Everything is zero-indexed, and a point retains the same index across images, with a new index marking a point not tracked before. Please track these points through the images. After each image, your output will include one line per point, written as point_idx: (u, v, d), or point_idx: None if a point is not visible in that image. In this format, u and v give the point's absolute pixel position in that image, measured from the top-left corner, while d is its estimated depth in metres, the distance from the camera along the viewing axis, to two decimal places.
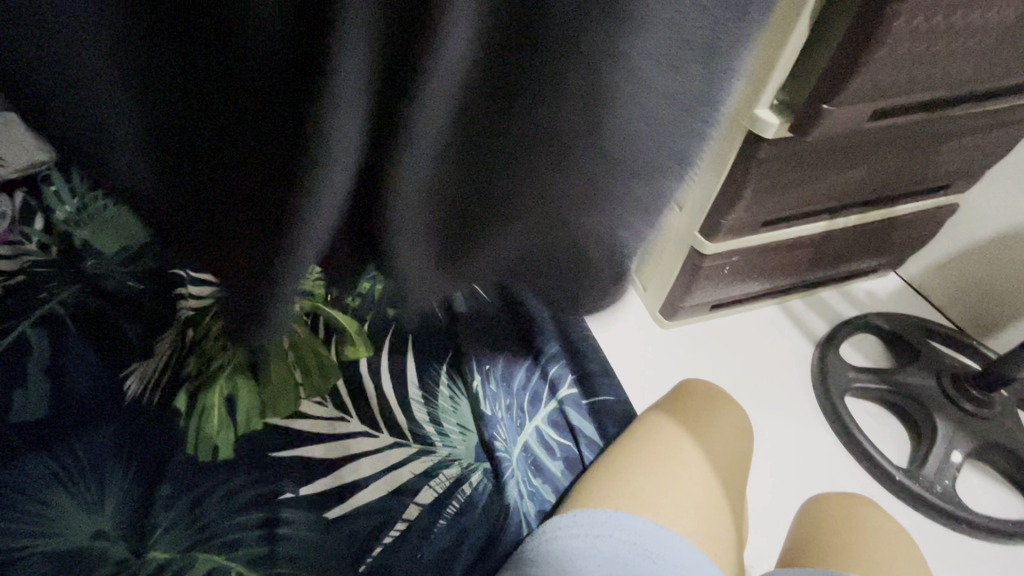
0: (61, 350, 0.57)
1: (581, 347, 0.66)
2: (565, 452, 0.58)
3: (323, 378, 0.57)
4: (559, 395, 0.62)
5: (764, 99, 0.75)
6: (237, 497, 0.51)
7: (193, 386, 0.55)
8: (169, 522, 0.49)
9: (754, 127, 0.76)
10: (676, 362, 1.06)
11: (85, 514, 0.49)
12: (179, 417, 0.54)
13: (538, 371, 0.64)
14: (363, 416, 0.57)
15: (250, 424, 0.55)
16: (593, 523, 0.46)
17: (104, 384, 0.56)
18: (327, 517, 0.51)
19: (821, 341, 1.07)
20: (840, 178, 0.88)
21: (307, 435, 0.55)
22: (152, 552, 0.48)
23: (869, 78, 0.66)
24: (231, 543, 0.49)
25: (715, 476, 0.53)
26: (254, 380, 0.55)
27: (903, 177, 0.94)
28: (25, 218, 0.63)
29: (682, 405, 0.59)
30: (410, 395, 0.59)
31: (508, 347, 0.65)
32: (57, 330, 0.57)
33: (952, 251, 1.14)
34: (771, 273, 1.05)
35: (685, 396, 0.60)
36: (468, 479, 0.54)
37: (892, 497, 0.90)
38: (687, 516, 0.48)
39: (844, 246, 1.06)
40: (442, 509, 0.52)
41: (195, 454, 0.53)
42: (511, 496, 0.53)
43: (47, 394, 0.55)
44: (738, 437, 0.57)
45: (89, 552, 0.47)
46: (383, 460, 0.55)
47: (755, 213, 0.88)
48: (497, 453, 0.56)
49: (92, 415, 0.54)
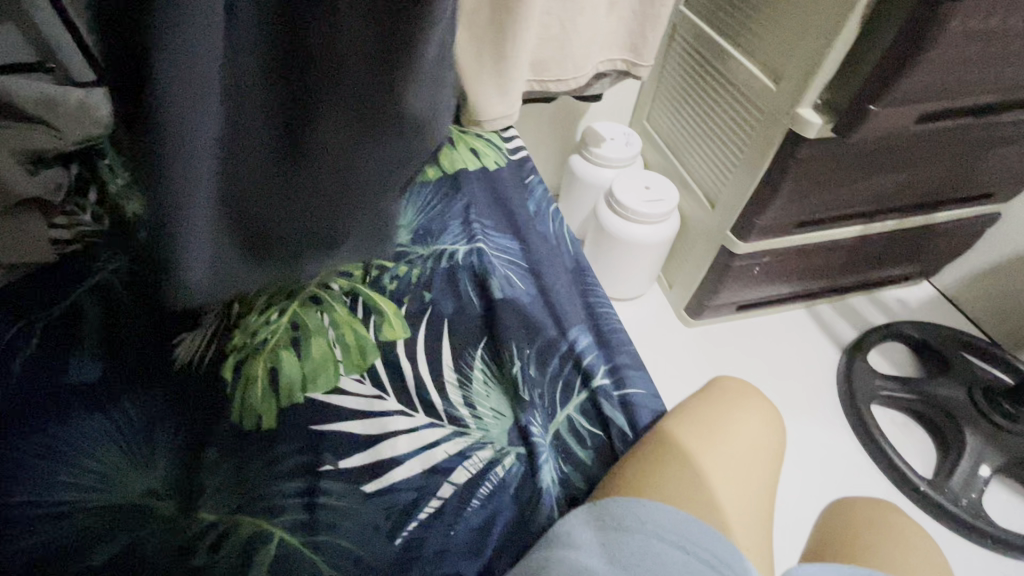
0: (116, 317, 0.58)
1: (613, 337, 0.62)
2: (594, 442, 0.56)
3: (361, 356, 0.56)
4: (592, 385, 0.57)
5: (806, 98, 0.74)
6: (280, 465, 0.50)
7: (242, 355, 0.55)
8: (216, 485, 0.49)
9: (795, 127, 0.75)
10: (702, 358, 1.06)
11: (133, 472, 0.49)
12: (227, 384, 0.54)
13: (569, 358, 0.60)
14: (400, 395, 0.54)
15: (291, 395, 0.53)
16: (625, 510, 0.46)
17: (151, 355, 0.57)
18: (365, 490, 0.49)
19: (848, 347, 1.06)
20: (879, 182, 0.86)
21: (346, 410, 0.53)
22: (199, 513, 0.48)
23: (918, 78, 0.65)
24: (273, 509, 0.47)
25: (744, 473, 0.53)
26: (298, 353, 0.55)
27: (943, 185, 0.92)
28: (80, 189, 0.66)
29: (713, 400, 0.59)
30: (446, 377, 0.56)
31: (542, 334, 0.60)
32: (111, 299, 0.60)
33: (988, 262, 1.11)
34: (802, 275, 1.04)
35: (715, 392, 0.60)
36: (500, 462, 0.52)
37: (921, 508, 0.88)
38: (718, 510, 0.49)
39: (878, 252, 1.04)
40: (476, 489, 0.50)
41: (240, 423, 0.52)
42: (544, 480, 0.52)
43: (101, 358, 0.55)
44: (768, 435, 0.58)
45: (139, 509, 0.47)
46: (419, 439, 0.52)
47: (792, 212, 0.87)
48: (532, 438, 0.53)
49: (142, 377, 0.55)
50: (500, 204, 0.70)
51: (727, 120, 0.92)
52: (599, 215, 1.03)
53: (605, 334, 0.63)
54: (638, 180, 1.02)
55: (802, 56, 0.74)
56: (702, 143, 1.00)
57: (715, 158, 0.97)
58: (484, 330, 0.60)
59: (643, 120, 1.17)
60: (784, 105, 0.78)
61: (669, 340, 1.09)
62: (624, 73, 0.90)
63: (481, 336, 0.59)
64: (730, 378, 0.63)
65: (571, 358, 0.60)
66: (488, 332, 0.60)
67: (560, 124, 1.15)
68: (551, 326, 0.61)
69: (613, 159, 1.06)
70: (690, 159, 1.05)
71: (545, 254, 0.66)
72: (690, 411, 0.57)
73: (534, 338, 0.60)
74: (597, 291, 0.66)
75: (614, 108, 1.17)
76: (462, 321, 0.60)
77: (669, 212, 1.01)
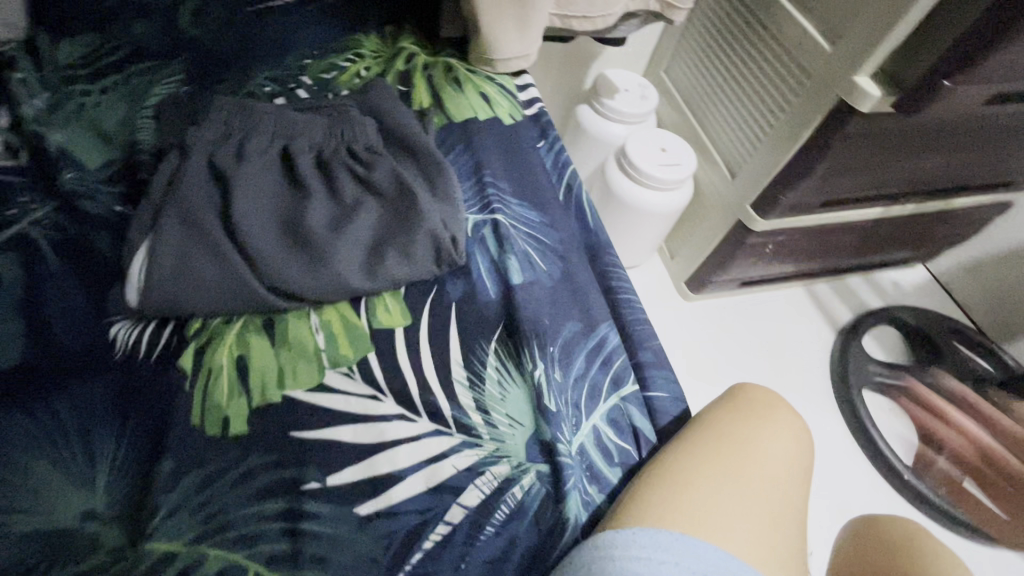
0: (35, 285, 0.46)
1: (637, 330, 0.54)
2: (622, 457, 0.47)
3: (350, 346, 0.46)
4: (622, 392, 0.50)
5: (869, 63, 0.65)
6: (253, 481, 0.40)
7: (203, 342, 0.45)
8: (174, 506, 0.39)
9: (850, 97, 0.66)
10: (700, 339, 0.99)
11: (70, 487, 0.38)
12: (188, 379, 0.43)
13: (554, 326, 0.50)
14: (400, 395, 0.45)
15: (266, 394, 0.44)
16: (654, 544, 0.39)
17: (87, 331, 0.45)
18: (359, 513, 0.40)
19: (844, 329, 0.99)
20: (917, 163, 0.79)
21: (335, 413, 0.44)
22: (149, 544, 0.37)
23: (1008, 53, 0.57)
24: (246, 538, 0.38)
25: (779, 507, 0.44)
26: (273, 339, 0.46)
27: (973, 169, 0.84)
28: None
29: (734, 410, 0.50)
30: (454, 376, 0.46)
31: (569, 327, 0.51)
32: (34, 258, 0.47)
33: (990, 251, 1.04)
34: (813, 255, 0.96)
35: (735, 401, 0.51)
36: (518, 481, 0.44)
37: (921, 513, 0.82)
38: (754, 543, 0.41)
39: (889, 234, 0.97)
40: (491, 513, 0.42)
41: (202, 427, 0.42)
42: (571, 509, 0.43)
43: (22, 339, 0.43)
44: (800, 455, 0.49)
45: (77, 538, 0.37)
46: (422, 450, 0.43)
47: (825, 189, 0.79)
48: (559, 457, 0.44)
49: (78, 364, 0.43)
50: (518, 164, 0.61)
51: (764, 81, 0.81)
52: (611, 174, 0.92)
53: (609, 326, 0.53)
54: (653, 142, 0.91)
55: (868, 16, 0.64)
56: (729, 103, 0.90)
57: (740, 125, 0.88)
58: (447, 288, 0.50)
59: (659, 72, 1.06)
60: (838, 69, 0.68)
61: (666, 317, 1.01)
62: (657, 15, 0.78)
63: (483, 273, 0.52)
64: (751, 386, 0.54)
65: (557, 336, 0.50)
66: (504, 326, 0.50)
67: (567, 67, 1.04)
68: (558, 319, 0.51)
69: (628, 112, 0.95)
70: (711, 122, 0.95)
71: (522, 238, 0.55)
72: (712, 424, 0.48)
73: (495, 292, 0.51)
74: (616, 264, 0.59)
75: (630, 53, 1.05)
76: (461, 284, 0.51)
77: (686, 177, 0.90)
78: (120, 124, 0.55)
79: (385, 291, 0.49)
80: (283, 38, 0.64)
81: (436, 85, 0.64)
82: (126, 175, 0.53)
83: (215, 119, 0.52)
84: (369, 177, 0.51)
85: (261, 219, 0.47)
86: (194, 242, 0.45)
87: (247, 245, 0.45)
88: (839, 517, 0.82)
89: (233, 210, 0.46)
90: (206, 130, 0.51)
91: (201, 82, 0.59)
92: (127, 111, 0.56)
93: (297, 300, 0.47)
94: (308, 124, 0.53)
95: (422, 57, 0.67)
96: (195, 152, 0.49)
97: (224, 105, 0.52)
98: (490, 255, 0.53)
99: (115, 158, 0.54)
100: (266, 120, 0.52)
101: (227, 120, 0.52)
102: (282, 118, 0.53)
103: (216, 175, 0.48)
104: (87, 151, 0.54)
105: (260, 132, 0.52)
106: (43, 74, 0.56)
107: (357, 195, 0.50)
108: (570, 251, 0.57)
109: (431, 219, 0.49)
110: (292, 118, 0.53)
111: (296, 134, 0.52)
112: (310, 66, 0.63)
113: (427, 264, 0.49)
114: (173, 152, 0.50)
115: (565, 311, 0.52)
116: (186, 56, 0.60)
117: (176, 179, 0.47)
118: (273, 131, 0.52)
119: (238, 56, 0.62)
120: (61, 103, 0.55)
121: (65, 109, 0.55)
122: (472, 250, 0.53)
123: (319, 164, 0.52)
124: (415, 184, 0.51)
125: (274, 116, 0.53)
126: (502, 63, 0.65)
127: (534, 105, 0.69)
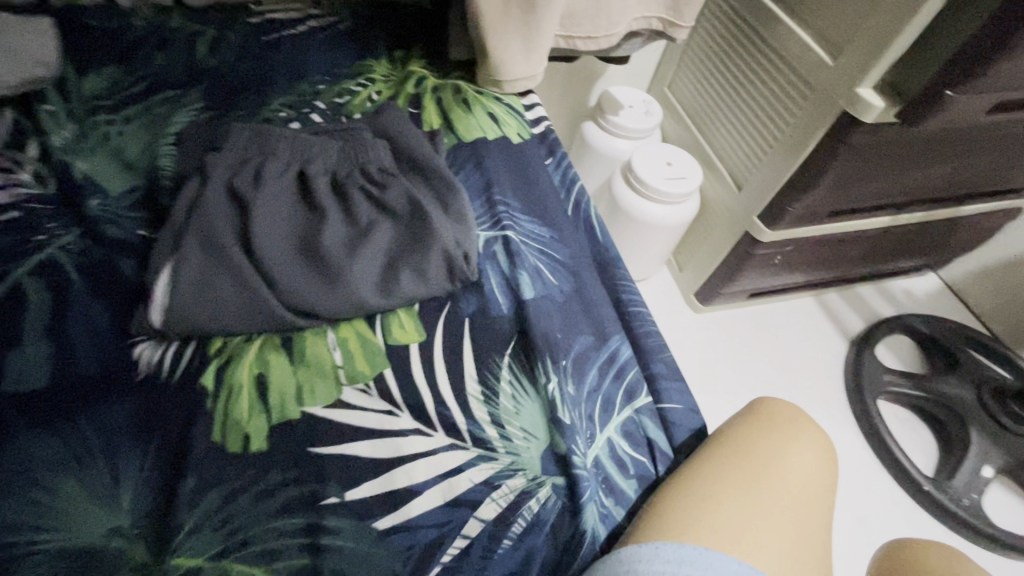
0: (60, 308, 0.47)
1: (648, 342, 0.55)
2: (637, 469, 0.48)
3: (365, 362, 0.47)
4: (635, 404, 0.50)
5: (870, 77, 0.66)
6: (273, 497, 0.41)
7: (224, 362, 0.46)
8: (197, 522, 0.40)
9: (853, 109, 0.67)
10: (711, 351, 0.98)
11: (95, 506, 0.39)
12: (209, 398, 0.44)
13: (566, 339, 0.51)
14: (416, 410, 0.46)
15: (284, 411, 0.44)
16: (678, 558, 0.39)
17: (109, 352, 0.46)
18: (378, 528, 0.41)
19: (857, 339, 0.98)
20: (923, 173, 0.79)
21: (353, 429, 0.44)
22: (174, 559, 0.38)
23: (1009, 65, 0.58)
24: (268, 553, 0.39)
25: (804, 521, 0.44)
26: (291, 357, 0.47)
27: (981, 177, 0.84)
28: (16, 142, 0.56)
29: (756, 425, 0.50)
30: (470, 390, 0.47)
31: (581, 340, 0.52)
32: (59, 282, 0.48)
33: (1002, 258, 1.04)
34: (822, 265, 0.96)
35: (756, 416, 0.51)
36: (535, 494, 0.44)
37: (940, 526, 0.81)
38: (781, 558, 0.41)
39: (898, 243, 0.97)
40: (508, 526, 0.42)
41: (222, 444, 0.43)
42: (587, 521, 0.43)
43: (48, 361, 0.44)
44: (824, 471, 0.49)
45: (102, 554, 0.38)
46: (439, 465, 0.44)
47: (832, 199, 0.79)
48: (574, 470, 0.45)
49: (103, 384, 0.44)
50: (527, 181, 0.62)
51: (767, 94, 0.83)
52: (616, 188, 0.94)
53: (620, 339, 0.53)
54: (659, 156, 0.93)
55: (868, 30, 0.65)
56: (732, 116, 0.91)
57: (744, 137, 0.89)
58: (460, 304, 0.51)
59: (664, 87, 1.08)
60: (840, 83, 0.69)
61: (676, 329, 1.01)
62: (660, 34, 0.79)
63: (495, 288, 0.53)
64: (773, 400, 0.54)
65: (569, 349, 0.50)
66: (517, 340, 0.50)
67: (572, 85, 1.06)
68: (569, 332, 0.52)
69: (633, 127, 0.96)
70: (715, 135, 0.97)
71: (532, 253, 0.56)
72: (733, 438, 0.49)
73: (507, 306, 0.52)
74: (625, 277, 0.59)
75: (634, 70, 1.07)
76: (474, 300, 0.52)
77: (692, 190, 0.91)
78: (142, 152, 0.57)
79: (398, 307, 0.50)
80: (297, 65, 0.66)
81: (445, 107, 0.66)
82: (149, 201, 0.55)
83: (234, 144, 0.53)
84: (381, 197, 0.52)
85: (278, 240, 0.48)
86: (215, 263, 0.46)
87: (266, 265, 0.47)
88: (858, 530, 0.81)
89: (252, 232, 0.47)
90: (225, 155, 0.53)
91: (219, 109, 0.61)
92: (148, 138, 0.58)
93: (314, 317, 0.48)
94: (322, 148, 0.55)
95: (431, 80, 0.69)
96: (215, 177, 0.50)
97: (243, 131, 0.54)
98: (502, 270, 0.54)
99: (137, 185, 0.56)
100: (283, 146, 0.54)
101: (245, 145, 0.54)
102: (298, 143, 0.54)
103: (235, 199, 0.50)
104: (110, 179, 0.55)
105: (276, 155, 0.53)
106: (70, 106, 0.59)
107: (371, 214, 0.52)
108: (579, 265, 0.57)
109: (442, 235, 0.50)
110: (308, 141, 0.55)
111: (310, 155, 0.54)
112: (323, 91, 0.65)
113: (438, 279, 0.50)
114: (193, 176, 0.52)
115: (577, 324, 0.53)
116: (205, 85, 0.63)
117: (197, 203, 0.49)
118: (290, 154, 0.54)
119: (254, 83, 0.64)
120: (87, 133, 0.58)
121: (90, 139, 0.57)
122: (485, 266, 0.54)
123: (334, 185, 0.53)
124: (427, 203, 0.53)
125: (291, 140, 0.54)
126: (509, 84, 0.67)
127: (541, 124, 0.71)
